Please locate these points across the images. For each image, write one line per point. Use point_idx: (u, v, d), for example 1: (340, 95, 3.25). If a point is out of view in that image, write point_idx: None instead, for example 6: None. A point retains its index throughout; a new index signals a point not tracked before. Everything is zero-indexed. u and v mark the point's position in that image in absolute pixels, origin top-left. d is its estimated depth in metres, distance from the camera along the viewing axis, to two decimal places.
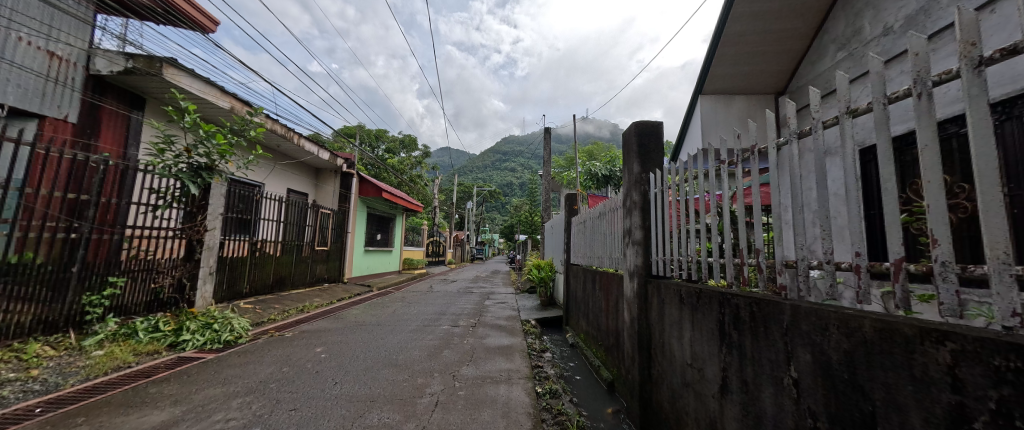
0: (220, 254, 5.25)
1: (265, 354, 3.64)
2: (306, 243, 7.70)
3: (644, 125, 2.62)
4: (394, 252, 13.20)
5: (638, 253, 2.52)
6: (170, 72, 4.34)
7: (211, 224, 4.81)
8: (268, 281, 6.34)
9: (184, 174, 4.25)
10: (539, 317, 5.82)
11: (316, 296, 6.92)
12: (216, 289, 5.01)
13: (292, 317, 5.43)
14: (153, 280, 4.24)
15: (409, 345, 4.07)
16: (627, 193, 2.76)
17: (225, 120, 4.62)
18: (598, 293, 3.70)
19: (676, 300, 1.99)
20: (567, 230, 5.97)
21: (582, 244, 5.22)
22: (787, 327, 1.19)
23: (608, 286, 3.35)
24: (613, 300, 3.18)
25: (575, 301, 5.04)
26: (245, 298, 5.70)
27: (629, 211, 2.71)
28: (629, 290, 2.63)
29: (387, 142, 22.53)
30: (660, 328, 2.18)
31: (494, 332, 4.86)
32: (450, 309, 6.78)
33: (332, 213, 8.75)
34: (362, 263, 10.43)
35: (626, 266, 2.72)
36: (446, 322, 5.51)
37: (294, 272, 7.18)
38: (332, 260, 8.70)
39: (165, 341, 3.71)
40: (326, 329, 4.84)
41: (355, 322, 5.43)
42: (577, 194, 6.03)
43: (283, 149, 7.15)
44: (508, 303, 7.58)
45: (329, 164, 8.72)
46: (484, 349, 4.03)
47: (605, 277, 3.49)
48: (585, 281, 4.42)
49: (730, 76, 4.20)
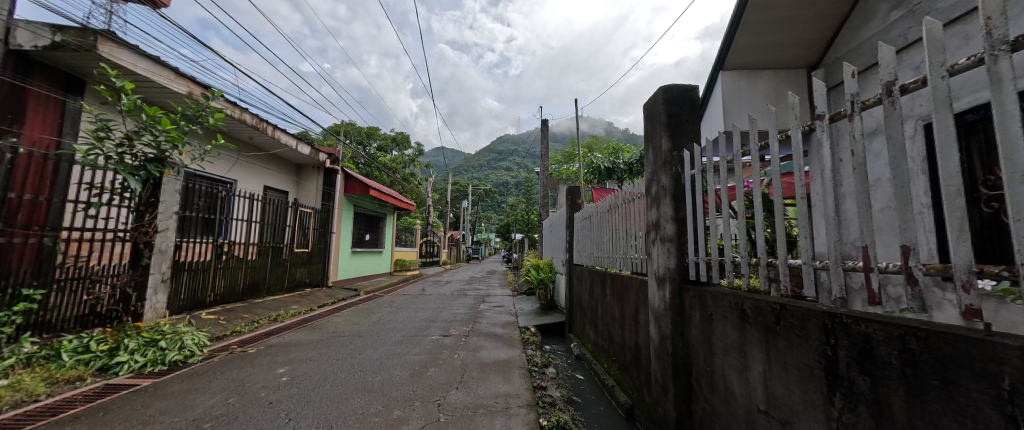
0: (177, 259, 4.62)
1: (212, 379, 3.05)
2: (285, 244, 7.06)
3: (674, 89, 2.06)
4: (385, 253, 12.57)
5: (669, 252, 1.96)
6: (107, 47, 3.72)
7: (162, 225, 4.19)
8: (238, 287, 5.73)
9: (124, 167, 3.64)
10: (540, 323, 5.28)
11: (294, 303, 6.31)
12: (170, 299, 4.39)
13: (261, 328, 4.84)
14: (88, 291, 3.62)
15: (390, 362, 3.49)
16: (651, 178, 2.21)
17: (175, 104, 4.01)
18: (610, 299, 3.17)
19: (733, 317, 1.46)
20: (569, 226, 5.44)
21: (587, 242, 4.71)
22: (1013, 388, 0.66)
23: (624, 293, 2.80)
24: (631, 312, 2.64)
25: (579, 305, 4.52)
26: (209, 307, 5.07)
27: (654, 200, 2.16)
28: (657, 300, 2.07)
29: (379, 140, 21.86)
30: (708, 353, 1.63)
31: (490, 343, 4.30)
32: (442, 315, 6.21)
33: (314, 212, 8.12)
34: (349, 265, 9.80)
35: (650, 269, 2.17)
36: (437, 330, 4.95)
37: (270, 277, 6.56)
38: (315, 262, 8.07)
39: (94, 364, 3.09)
40: (297, 342, 4.26)
41: (334, 332, 4.85)
42: (580, 187, 5.49)
43: (256, 141, 6.55)
44: (505, 307, 7.00)
45: (310, 159, 8.10)
46: (477, 365, 3.47)
47: (620, 282, 2.94)
48: (593, 285, 3.89)
49: (754, 49, 3.65)
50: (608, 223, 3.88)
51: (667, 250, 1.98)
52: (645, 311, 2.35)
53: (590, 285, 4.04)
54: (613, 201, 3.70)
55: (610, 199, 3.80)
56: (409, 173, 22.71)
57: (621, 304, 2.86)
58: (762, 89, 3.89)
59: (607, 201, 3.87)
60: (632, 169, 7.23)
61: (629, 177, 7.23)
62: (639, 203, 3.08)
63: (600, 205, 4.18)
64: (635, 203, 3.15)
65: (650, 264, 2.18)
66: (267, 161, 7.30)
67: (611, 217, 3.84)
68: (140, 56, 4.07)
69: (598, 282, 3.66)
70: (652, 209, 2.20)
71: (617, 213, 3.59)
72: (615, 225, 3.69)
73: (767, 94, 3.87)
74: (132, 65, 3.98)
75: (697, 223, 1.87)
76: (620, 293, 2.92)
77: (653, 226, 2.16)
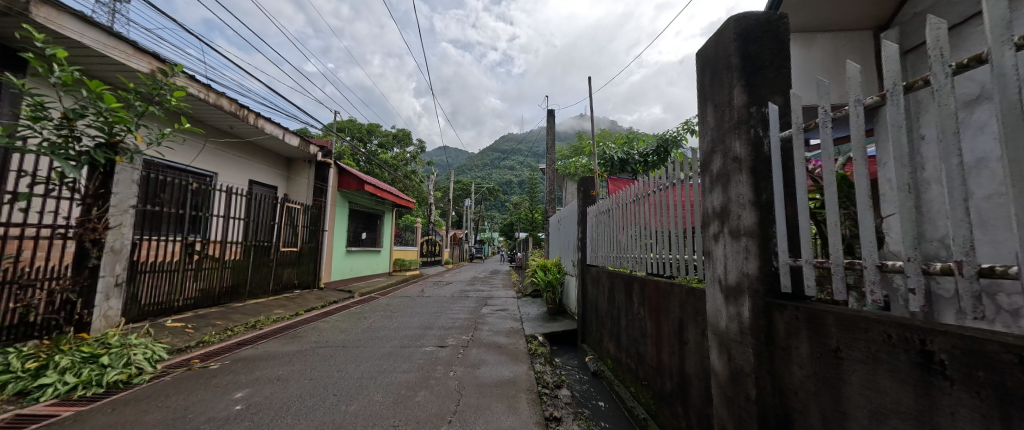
0: (135, 259, 4.05)
1: (151, 407, 2.49)
2: (271, 243, 6.53)
3: (753, 20, 1.41)
4: (384, 252, 12.03)
5: (746, 252, 1.36)
6: (43, 13, 3.14)
7: (115, 221, 3.66)
8: (216, 291, 5.18)
9: (62, 150, 3.10)
10: (548, 331, 4.69)
11: (278, 307, 5.76)
12: (126, 305, 3.85)
13: (234, 338, 4.31)
14: (18, 298, 3.08)
15: (372, 384, 2.91)
16: (712, 152, 1.59)
17: (126, 80, 3.50)
18: (640, 309, 2.58)
19: (903, 361, 0.85)
20: (581, 222, 4.86)
21: (606, 240, 4.16)
22: None
23: (662, 303, 2.21)
24: (675, 328, 2.03)
25: (594, 312, 3.93)
26: (178, 313, 4.54)
27: (719, 179, 1.53)
28: (725, 321, 1.46)
29: (380, 137, 21.34)
30: (834, 414, 1.03)
31: (492, 357, 3.70)
32: (439, 320, 5.64)
33: (305, 208, 7.59)
34: (344, 265, 9.26)
35: (713, 277, 1.55)
36: (432, 340, 4.37)
37: (253, 278, 6.02)
38: (304, 263, 7.52)
39: (11, 388, 2.55)
40: (267, 355, 3.69)
41: (316, 341, 4.29)
42: (594, 178, 4.90)
43: (237, 130, 6.03)
44: (509, 311, 6.40)
45: (299, 152, 7.57)
46: (476, 387, 2.88)
47: (654, 290, 2.35)
48: (613, 290, 3.30)
49: (808, 6, 2.99)
50: (646, 216, 3.36)
51: (747, 251, 1.35)
52: (703, 330, 1.74)
53: (609, 291, 3.45)
54: (657, 190, 3.20)
55: (653, 188, 3.29)
56: (410, 170, 22.21)
57: (659, 317, 2.26)
58: (816, 57, 3.28)
59: (648, 191, 3.38)
60: (647, 161, 6.62)
61: (644, 169, 6.62)
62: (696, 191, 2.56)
63: (634, 196, 3.66)
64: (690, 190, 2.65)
65: (713, 269, 1.57)
66: (251, 153, 6.81)
67: (650, 209, 3.34)
68: (86, 24, 3.50)
69: (620, 288, 3.07)
70: (713, 192, 1.58)
71: (662, 204, 3.10)
72: (656, 220, 3.19)
73: (822, 63, 3.26)
74: (78, 34, 3.43)
75: (797, 210, 1.25)
76: (655, 303, 2.32)
77: (717, 214, 1.54)
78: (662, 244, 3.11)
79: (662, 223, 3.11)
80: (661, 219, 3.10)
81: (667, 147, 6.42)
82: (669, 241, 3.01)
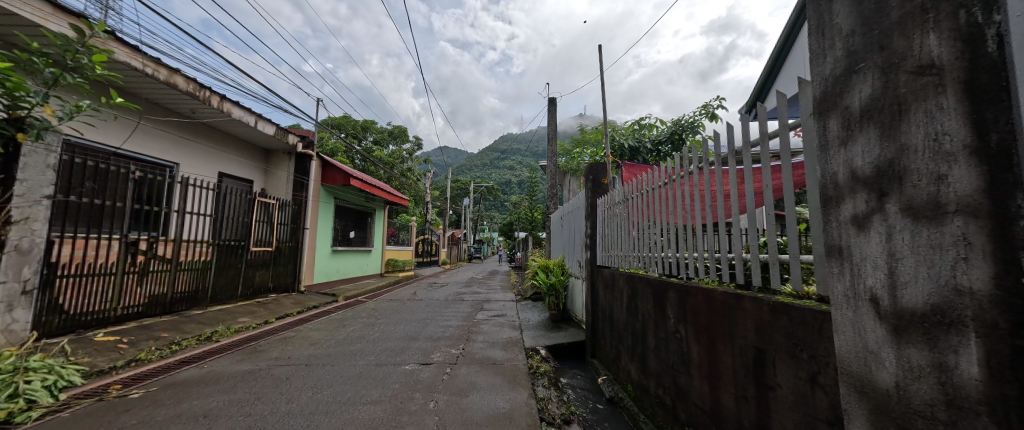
0: (51, 261, 3.35)
1: None
2: (243, 242, 5.85)
3: None
4: (375, 252, 11.34)
5: (964, 249, 0.67)
6: None
7: (20, 213, 2.99)
8: (169, 297, 4.51)
9: None
10: (551, 344, 4.01)
11: (244, 315, 5.07)
12: (34, 317, 3.15)
13: (180, 354, 3.63)
14: None
15: (323, 423, 2.23)
16: (851, 71, 0.89)
17: (27, 39, 2.88)
18: (681, 328, 1.90)
19: None
20: (590, 215, 4.18)
21: (622, 237, 3.49)
22: None
23: (722, 324, 1.53)
24: (751, 365, 1.35)
25: (608, 324, 3.25)
26: (116, 325, 3.85)
27: (873, 115, 0.83)
28: (900, 377, 0.77)
29: (375, 134, 20.68)
30: None
31: (485, 380, 3.02)
32: (427, 329, 4.95)
33: (283, 204, 6.91)
34: (329, 266, 8.57)
35: (862, 292, 0.86)
36: (415, 356, 3.69)
37: (219, 282, 5.33)
38: (281, 264, 6.82)
39: None
40: (207, 379, 3.01)
41: (275, 357, 3.61)
42: (606, 164, 4.19)
43: (199, 113, 5.36)
44: (506, 318, 5.73)
45: (277, 141, 6.89)
46: (461, 427, 2.21)
47: (705, 304, 1.67)
48: (635, 299, 2.63)
49: None
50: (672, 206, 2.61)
51: (967, 243, 0.66)
52: (816, 379, 1.06)
53: (628, 299, 2.79)
54: (683, 176, 2.51)
55: (676, 173, 2.61)
56: (406, 167, 21.49)
57: (716, 343, 1.58)
58: None
59: (669, 178, 2.72)
60: (659, 149, 5.96)
61: (657, 159, 5.96)
62: (743, 176, 1.92)
63: (650, 187, 3.02)
64: (732, 174, 1.99)
65: (860, 277, 0.86)
66: (219, 143, 6.13)
67: (675, 197, 2.62)
68: None
69: (645, 297, 2.41)
70: (854, 139, 0.88)
71: (696, 192, 2.37)
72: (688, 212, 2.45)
73: None
74: None
75: None
76: (708, 323, 1.65)
77: (866, 180, 0.85)
78: (689, 240, 2.48)
79: (689, 217, 2.46)
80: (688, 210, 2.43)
81: (682, 134, 5.77)
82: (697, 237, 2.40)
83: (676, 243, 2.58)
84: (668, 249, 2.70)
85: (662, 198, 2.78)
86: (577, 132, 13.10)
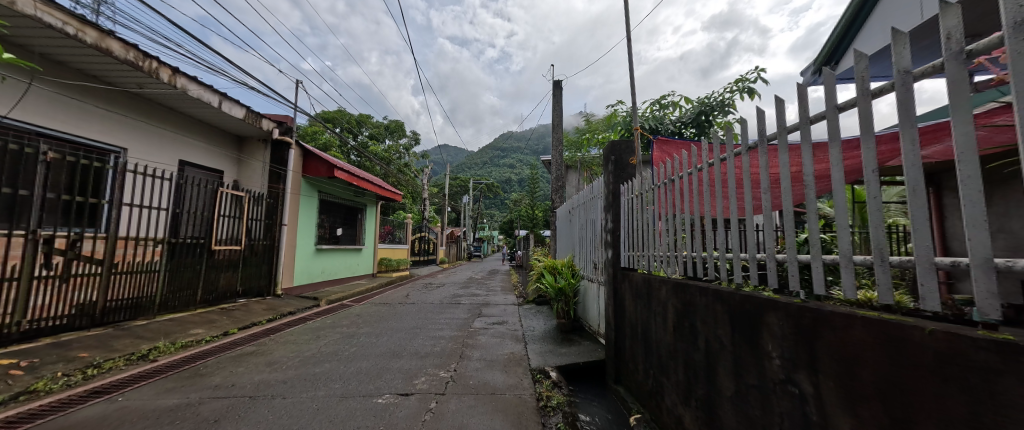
0: None
1: None
2: (204, 240, 5.05)
3: None
4: (366, 252, 10.54)
5: None
6: None
7: None
8: (101, 306, 3.74)
9: None
10: (564, 366, 3.24)
11: (199, 326, 4.30)
12: None
13: (96, 381, 2.86)
14: None
15: None
16: None
17: None
18: (805, 383, 1.12)
19: None
20: (611, 204, 3.40)
21: (651, 233, 2.74)
22: None
23: (945, 399, 0.76)
24: None
25: (642, 346, 2.49)
26: (22, 344, 3.10)
27: None
28: None
29: (371, 129, 19.84)
30: None
31: (480, 424, 2.26)
32: (414, 342, 4.19)
33: (257, 197, 6.13)
34: (313, 266, 7.78)
35: None
36: (395, 381, 2.94)
37: (172, 286, 4.55)
38: (253, 265, 6.04)
39: None
40: (107, 422, 2.25)
41: (216, 384, 2.85)
42: (636, 141, 3.38)
43: (148, 90, 4.61)
44: (508, 326, 4.98)
45: (249, 127, 6.13)
46: None
47: (877, 352, 0.90)
48: (689, 317, 1.86)
49: None
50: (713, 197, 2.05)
51: None
52: None
53: (676, 316, 2.02)
54: (746, 152, 1.82)
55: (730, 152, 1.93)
56: (403, 163, 20.70)
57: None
58: None
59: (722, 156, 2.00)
60: (683, 133, 5.20)
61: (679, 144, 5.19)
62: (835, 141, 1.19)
63: (693, 167, 2.27)
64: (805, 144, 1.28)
65: None
66: (176, 126, 5.34)
67: (722, 187, 2.02)
68: None
69: (713, 318, 1.63)
70: None
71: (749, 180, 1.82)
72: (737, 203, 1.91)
73: None
74: None
75: None
76: (890, 386, 0.88)
77: None
78: (743, 239, 1.81)
79: (745, 209, 1.87)
80: (744, 202, 1.87)
81: (709, 115, 5.02)
82: (757, 229, 1.71)
83: (736, 243, 1.84)
84: (716, 250, 1.98)
85: (707, 183, 2.10)
86: (583, 123, 12.27)
